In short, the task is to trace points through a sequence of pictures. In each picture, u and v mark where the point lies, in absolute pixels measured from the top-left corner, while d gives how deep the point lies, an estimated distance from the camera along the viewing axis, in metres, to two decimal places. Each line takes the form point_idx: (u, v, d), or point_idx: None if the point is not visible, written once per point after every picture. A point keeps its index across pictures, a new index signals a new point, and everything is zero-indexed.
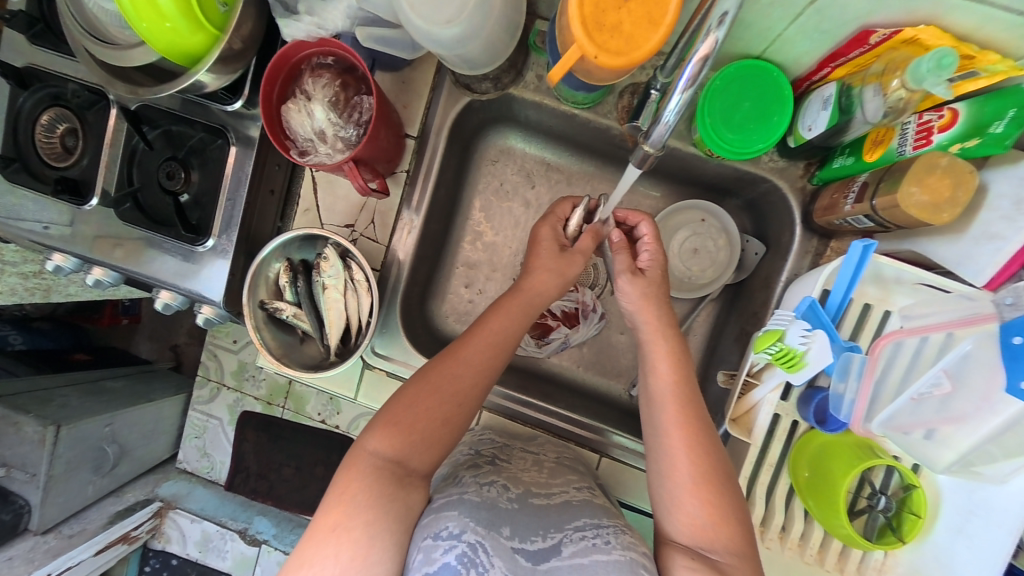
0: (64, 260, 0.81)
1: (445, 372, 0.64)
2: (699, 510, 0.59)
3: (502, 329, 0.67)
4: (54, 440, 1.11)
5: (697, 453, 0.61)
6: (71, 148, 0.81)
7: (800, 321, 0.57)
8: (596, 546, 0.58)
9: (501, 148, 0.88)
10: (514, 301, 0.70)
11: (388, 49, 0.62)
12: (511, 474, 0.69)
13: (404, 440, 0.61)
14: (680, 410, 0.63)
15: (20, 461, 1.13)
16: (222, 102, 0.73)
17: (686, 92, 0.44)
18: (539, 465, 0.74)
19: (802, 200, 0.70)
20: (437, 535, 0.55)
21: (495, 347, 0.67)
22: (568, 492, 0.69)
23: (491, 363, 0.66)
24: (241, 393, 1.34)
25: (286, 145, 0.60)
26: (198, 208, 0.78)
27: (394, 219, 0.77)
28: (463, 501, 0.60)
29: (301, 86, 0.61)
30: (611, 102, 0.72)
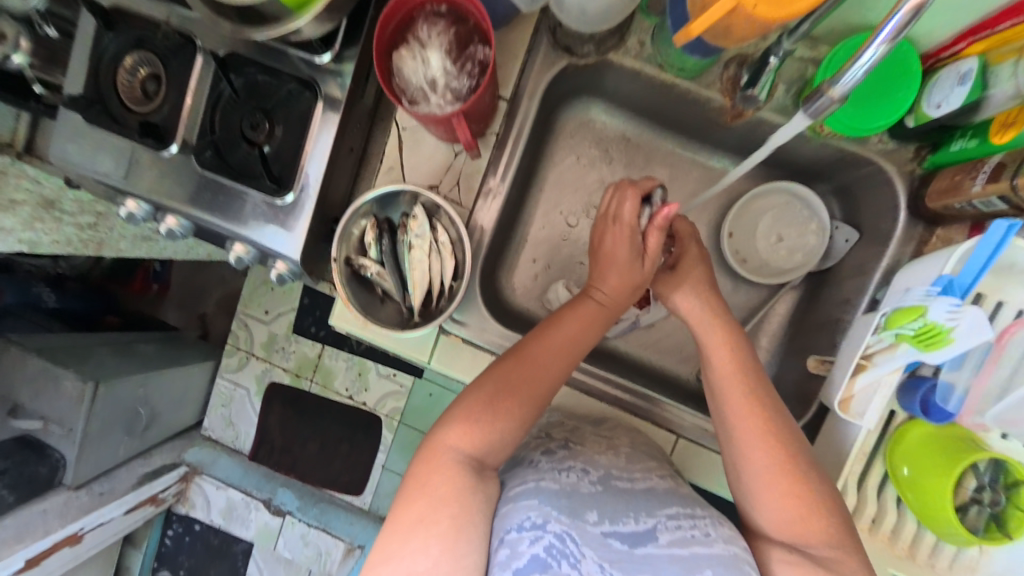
0: (136, 206, 0.80)
1: (505, 374, 0.62)
2: (781, 506, 0.57)
3: (556, 333, 0.65)
4: (92, 397, 1.17)
5: (777, 447, 0.59)
6: (152, 93, 0.79)
7: (948, 297, 0.50)
8: (694, 538, 0.57)
9: (580, 121, 0.86)
10: (578, 309, 0.67)
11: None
12: (588, 457, 0.67)
13: (484, 436, 0.60)
14: (754, 404, 0.61)
15: (56, 417, 1.19)
16: (314, 52, 0.72)
17: (885, 46, 0.40)
18: (614, 448, 0.70)
19: (909, 185, 0.68)
20: (520, 526, 0.54)
21: (557, 349, 0.64)
22: (651, 479, 0.66)
23: (545, 366, 0.63)
24: (268, 364, 1.57)
25: (397, 93, 0.58)
26: (280, 161, 0.77)
27: (479, 182, 0.75)
28: (543, 492, 0.59)
29: (413, 33, 0.59)
30: (715, 72, 0.71)
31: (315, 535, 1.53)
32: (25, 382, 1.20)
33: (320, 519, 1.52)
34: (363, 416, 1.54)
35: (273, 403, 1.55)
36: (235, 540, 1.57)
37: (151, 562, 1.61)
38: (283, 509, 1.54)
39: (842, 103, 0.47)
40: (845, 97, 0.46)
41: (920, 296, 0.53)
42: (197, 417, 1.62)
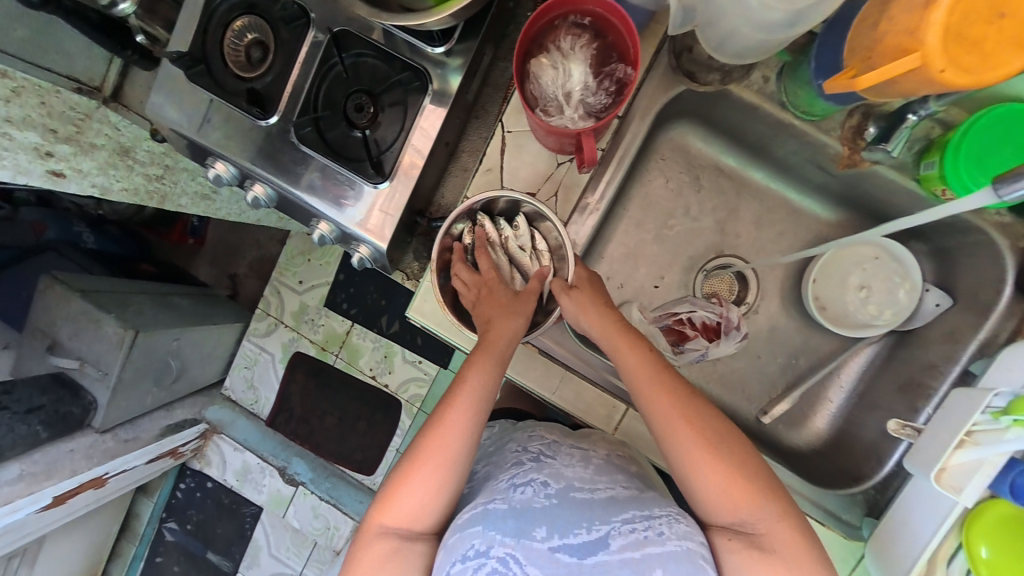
0: (224, 169, 0.80)
1: (451, 407, 0.62)
2: (710, 480, 0.57)
3: (471, 376, 0.63)
4: (131, 343, 1.17)
5: (708, 450, 0.57)
6: (256, 60, 0.78)
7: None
8: (648, 539, 0.54)
9: (676, 144, 0.85)
10: (481, 353, 0.65)
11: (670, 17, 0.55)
12: (554, 470, 0.65)
13: (440, 473, 0.59)
14: (692, 434, 0.58)
15: (94, 359, 1.19)
16: (431, 43, 0.72)
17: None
18: (586, 459, 0.68)
19: (1019, 262, 0.68)
20: (465, 555, 0.53)
21: (491, 378, 0.64)
22: (615, 488, 0.64)
23: (482, 404, 0.63)
24: (296, 333, 1.57)
25: (532, 102, 0.58)
26: (379, 146, 0.76)
27: (577, 197, 0.74)
28: (493, 513, 0.57)
29: (554, 42, 0.58)
30: (837, 120, 0.70)
31: (326, 509, 1.52)
32: (66, 321, 1.19)
33: (332, 494, 1.52)
34: (385, 398, 1.55)
35: (297, 373, 1.56)
36: (244, 503, 1.58)
37: (158, 513, 1.62)
38: (296, 479, 1.54)
39: None
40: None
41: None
42: (221, 376, 1.62)
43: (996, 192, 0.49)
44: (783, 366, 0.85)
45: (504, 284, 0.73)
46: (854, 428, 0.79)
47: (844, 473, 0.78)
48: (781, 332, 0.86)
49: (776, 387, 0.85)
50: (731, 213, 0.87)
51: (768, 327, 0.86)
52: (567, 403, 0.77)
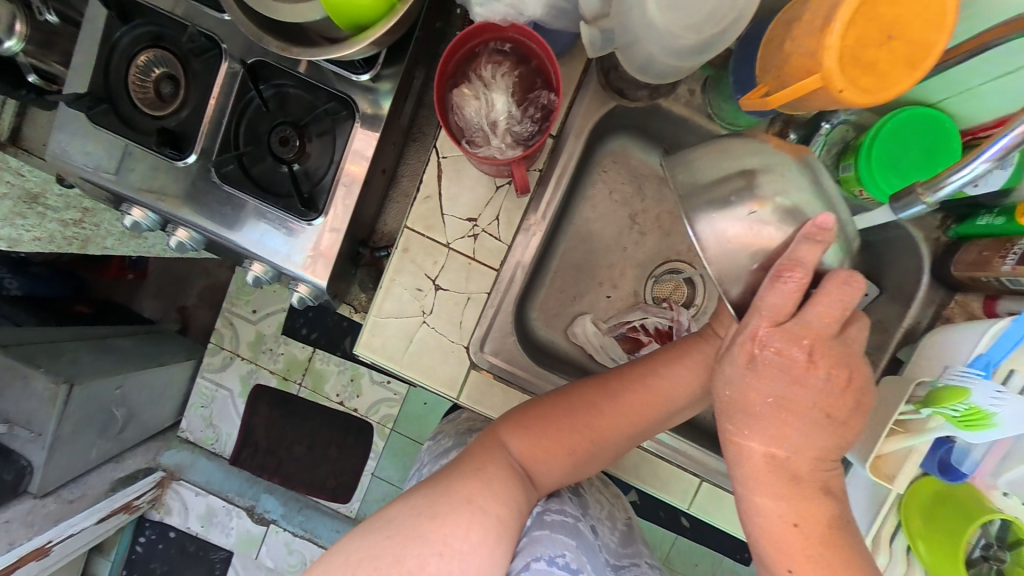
0: (143, 215, 0.75)
1: (608, 416, 0.63)
2: (770, 518, 0.50)
3: (636, 396, 0.64)
4: (65, 398, 1.09)
5: (808, 509, 0.49)
6: (167, 96, 0.73)
7: (992, 382, 0.50)
8: None
9: (617, 156, 0.85)
10: (603, 386, 0.65)
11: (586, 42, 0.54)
12: (600, 522, 0.72)
13: (542, 447, 0.63)
14: (775, 489, 0.49)
15: (25, 418, 1.09)
16: (354, 71, 0.68)
17: (991, 162, 0.46)
18: (614, 520, 0.77)
19: (934, 251, 0.73)
20: (551, 560, 0.58)
21: (646, 408, 0.64)
22: (637, 564, 0.73)
23: (608, 431, 0.64)
24: (253, 364, 1.50)
25: (456, 133, 0.56)
26: (310, 181, 0.73)
27: (520, 218, 0.74)
28: (560, 527, 0.63)
29: (476, 71, 0.57)
30: (762, 128, 0.72)
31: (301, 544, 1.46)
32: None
33: (305, 527, 1.46)
34: (354, 421, 1.50)
35: (259, 404, 1.50)
36: (212, 549, 1.50)
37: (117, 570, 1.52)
38: (267, 517, 1.47)
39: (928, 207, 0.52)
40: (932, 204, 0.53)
41: (957, 375, 0.53)
42: (175, 418, 1.53)
43: (894, 210, 0.54)
44: None
45: (455, 309, 0.73)
46: None
47: None
48: None
49: None
50: (675, 219, 0.88)
51: None
52: None
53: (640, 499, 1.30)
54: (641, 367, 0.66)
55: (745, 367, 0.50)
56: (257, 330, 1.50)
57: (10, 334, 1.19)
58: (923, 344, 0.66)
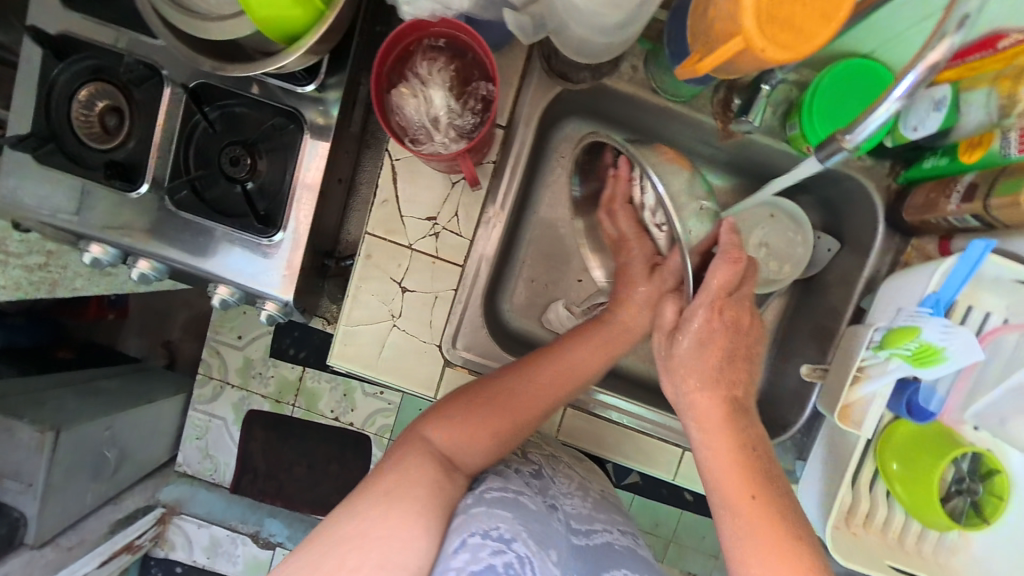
0: (103, 251, 0.73)
1: (523, 397, 0.66)
2: (720, 461, 0.59)
3: (548, 376, 0.68)
4: (53, 445, 1.08)
5: (739, 457, 0.59)
6: (113, 128, 0.73)
7: (938, 316, 0.52)
8: None
9: (573, 140, 0.86)
10: (534, 368, 0.68)
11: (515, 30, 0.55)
12: (557, 497, 0.70)
13: (466, 436, 0.64)
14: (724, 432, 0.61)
15: (13, 469, 1.09)
16: (297, 82, 0.69)
17: (900, 102, 0.44)
18: (585, 491, 0.75)
19: (887, 200, 0.74)
20: (486, 533, 0.56)
21: (561, 382, 0.68)
22: (610, 532, 0.70)
23: (535, 408, 0.66)
24: (245, 391, 1.46)
25: (398, 132, 0.57)
26: (265, 197, 0.73)
27: (478, 212, 0.74)
28: (508, 503, 0.62)
29: (411, 68, 0.57)
30: (706, 97, 0.73)
31: None
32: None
33: None
34: (349, 436, 1.49)
35: (253, 429, 1.46)
36: None
37: None
38: (272, 541, 1.47)
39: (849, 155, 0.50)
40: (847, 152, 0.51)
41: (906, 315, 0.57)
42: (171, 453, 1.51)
43: (818, 159, 0.51)
44: None
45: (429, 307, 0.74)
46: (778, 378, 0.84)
47: (769, 422, 0.80)
48: None
49: None
50: None
51: None
52: None
53: (640, 479, 1.30)
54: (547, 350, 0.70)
55: (693, 335, 0.66)
56: (244, 356, 1.45)
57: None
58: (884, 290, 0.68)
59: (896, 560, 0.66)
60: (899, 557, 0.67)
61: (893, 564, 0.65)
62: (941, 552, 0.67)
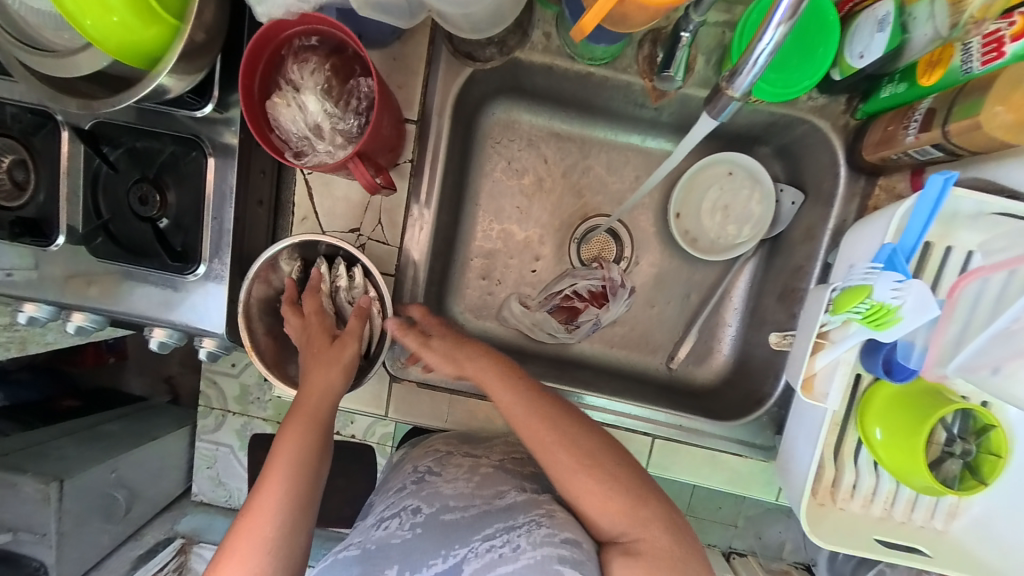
0: (35, 309, 0.71)
1: (272, 488, 0.55)
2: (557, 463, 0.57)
3: (322, 420, 0.61)
4: (59, 496, 0.93)
5: (561, 447, 0.57)
6: (22, 182, 0.71)
7: (890, 272, 0.48)
8: (502, 557, 0.52)
9: (504, 123, 0.80)
10: (299, 417, 0.61)
11: (383, 16, 0.52)
12: (430, 490, 0.62)
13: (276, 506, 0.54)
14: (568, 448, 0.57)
15: (26, 523, 0.94)
16: (191, 107, 0.64)
17: (783, 25, 0.38)
18: (473, 470, 0.65)
19: (845, 139, 0.67)
20: None
21: (313, 451, 0.59)
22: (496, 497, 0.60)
23: (307, 478, 0.57)
24: (246, 417, 1.23)
25: (278, 146, 0.53)
26: (181, 232, 0.70)
27: (403, 216, 0.70)
28: (343, 562, 0.55)
29: (284, 75, 0.53)
30: (630, 55, 0.67)
31: None
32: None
33: None
34: None
35: (256, 452, 1.19)
36: None
37: None
38: None
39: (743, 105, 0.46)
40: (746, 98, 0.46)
41: (864, 272, 0.51)
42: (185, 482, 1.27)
43: (709, 116, 0.48)
44: (678, 306, 0.83)
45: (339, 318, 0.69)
46: (752, 348, 0.79)
47: (745, 395, 0.77)
48: (667, 274, 0.83)
49: (678, 329, 0.83)
50: (582, 173, 0.82)
51: (656, 274, 0.83)
52: (464, 424, 0.76)
53: None
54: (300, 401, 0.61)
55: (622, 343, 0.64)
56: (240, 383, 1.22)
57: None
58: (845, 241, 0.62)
59: (888, 533, 0.62)
60: (891, 527, 0.63)
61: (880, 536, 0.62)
62: (940, 516, 0.62)
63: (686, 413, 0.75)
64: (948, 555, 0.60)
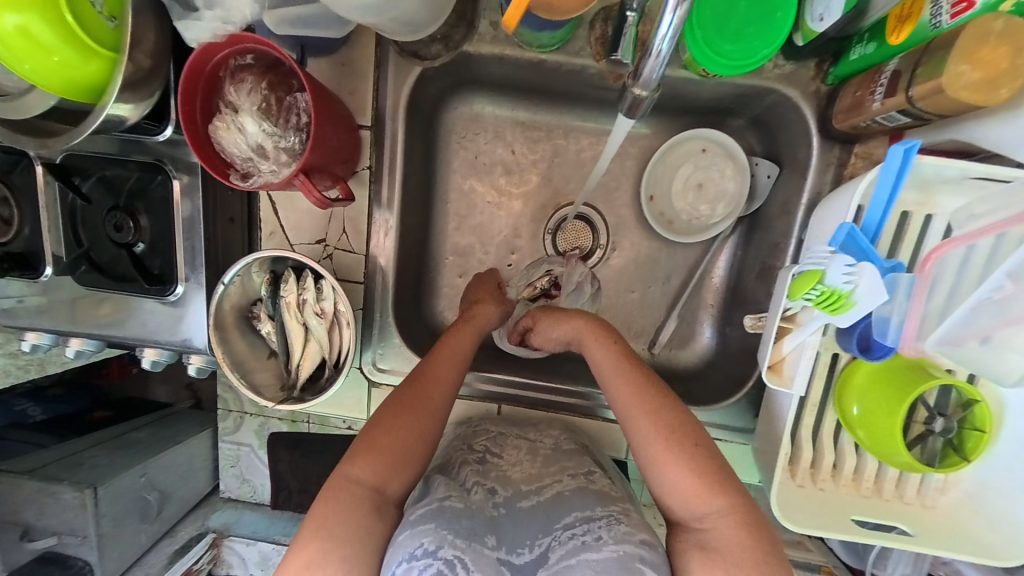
0: (38, 337, 0.76)
1: (385, 430, 0.57)
2: (647, 440, 0.57)
3: (438, 398, 0.60)
4: (94, 501, 0.93)
5: (660, 434, 0.56)
6: (5, 219, 0.73)
7: (841, 255, 0.47)
8: (585, 545, 0.52)
9: (467, 117, 0.77)
10: (415, 397, 0.59)
11: (313, 29, 0.56)
12: (499, 476, 0.63)
13: (379, 461, 0.56)
14: (666, 446, 0.56)
15: (67, 526, 0.94)
16: (150, 132, 0.64)
17: (680, 10, 0.38)
18: (534, 453, 0.67)
19: (818, 105, 0.63)
20: (412, 554, 0.49)
21: (421, 416, 0.58)
22: (561, 481, 0.62)
23: (426, 434, 0.58)
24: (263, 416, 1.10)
25: (224, 170, 0.54)
26: (158, 255, 0.72)
27: (366, 223, 0.71)
28: (448, 512, 0.54)
29: (223, 98, 0.54)
30: (582, 36, 0.65)
31: None
32: (26, 504, 0.95)
33: None
34: None
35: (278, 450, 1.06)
36: None
37: None
38: None
39: (655, 96, 0.47)
40: (658, 88, 0.47)
41: (820, 256, 0.50)
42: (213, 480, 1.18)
43: (625, 114, 0.50)
44: (660, 291, 0.81)
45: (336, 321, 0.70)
46: (732, 330, 0.77)
47: (727, 378, 0.75)
48: (647, 259, 0.80)
49: (660, 315, 0.81)
50: (552, 160, 0.79)
51: (634, 259, 0.81)
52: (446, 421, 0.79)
53: None
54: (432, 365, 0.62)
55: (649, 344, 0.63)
56: None
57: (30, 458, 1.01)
58: (815, 221, 0.60)
59: (867, 512, 0.61)
60: (878, 509, 0.62)
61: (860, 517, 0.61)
62: (927, 492, 0.61)
63: None
64: (933, 534, 0.59)
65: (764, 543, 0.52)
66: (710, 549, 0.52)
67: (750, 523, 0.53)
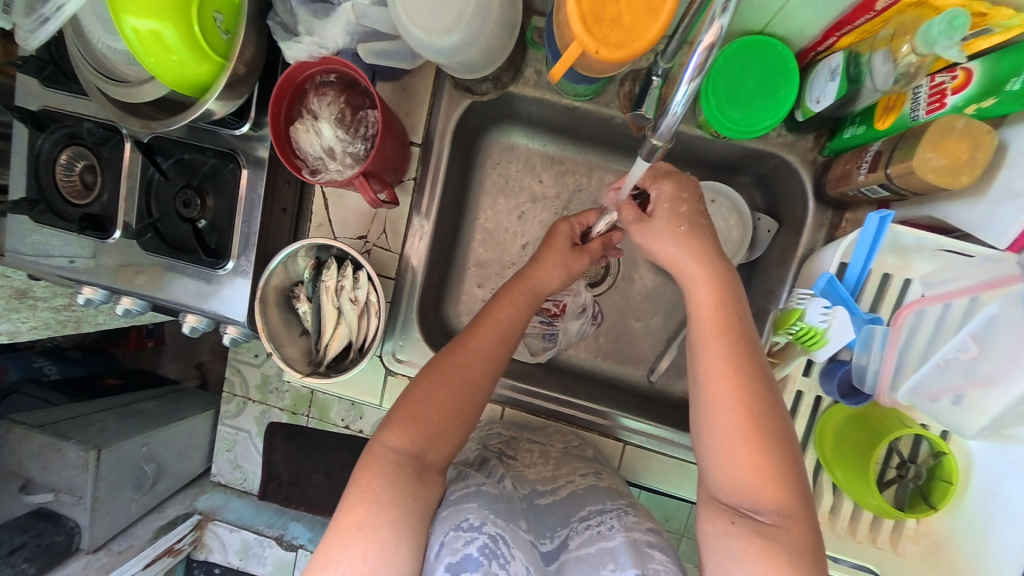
0: (92, 292, 0.83)
1: (422, 400, 0.59)
2: (738, 469, 0.51)
3: (475, 371, 0.61)
4: (97, 462, 0.94)
5: (740, 404, 0.52)
6: (90, 184, 0.83)
7: (818, 300, 0.59)
8: (601, 534, 0.57)
9: (503, 145, 0.86)
10: (458, 352, 0.62)
11: (389, 62, 0.66)
12: (517, 473, 0.69)
13: (421, 432, 0.58)
14: (738, 414, 0.52)
15: (67, 485, 0.97)
16: (230, 126, 0.74)
17: (694, 82, 0.41)
18: (546, 456, 0.73)
19: (813, 173, 0.71)
20: (458, 526, 0.53)
21: (457, 389, 0.60)
22: (573, 480, 0.68)
23: (463, 404, 0.60)
24: (265, 406, 1.02)
25: (297, 165, 0.64)
26: (216, 232, 0.81)
27: (404, 226, 0.79)
28: (480, 492, 0.58)
29: (306, 106, 0.64)
30: (612, 91, 0.75)
31: None
32: (31, 458, 0.99)
33: None
34: None
35: (275, 441, 1.01)
36: None
37: None
38: None
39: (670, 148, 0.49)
40: (672, 141, 0.49)
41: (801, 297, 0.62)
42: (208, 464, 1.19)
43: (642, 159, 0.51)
44: (661, 322, 0.87)
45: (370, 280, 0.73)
46: None
47: None
48: (652, 292, 0.87)
49: (660, 345, 0.87)
50: (574, 193, 0.87)
51: (640, 291, 0.87)
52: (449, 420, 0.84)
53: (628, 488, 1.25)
54: (481, 327, 0.64)
55: (717, 302, 0.57)
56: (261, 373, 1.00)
57: (43, 413, 1.05)
58: (807, 268, 0.69)
59: (840, 551, 0.66)
60: (850, 549, 0.66)
61: (835, 554, 0.66)
62: (899, 539, 0.65)
63: (664, 425, 0.80)
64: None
65: (813, 544, 0.49)
66: (770, 539, 0.49)
67: (810, 532, 0.49)
